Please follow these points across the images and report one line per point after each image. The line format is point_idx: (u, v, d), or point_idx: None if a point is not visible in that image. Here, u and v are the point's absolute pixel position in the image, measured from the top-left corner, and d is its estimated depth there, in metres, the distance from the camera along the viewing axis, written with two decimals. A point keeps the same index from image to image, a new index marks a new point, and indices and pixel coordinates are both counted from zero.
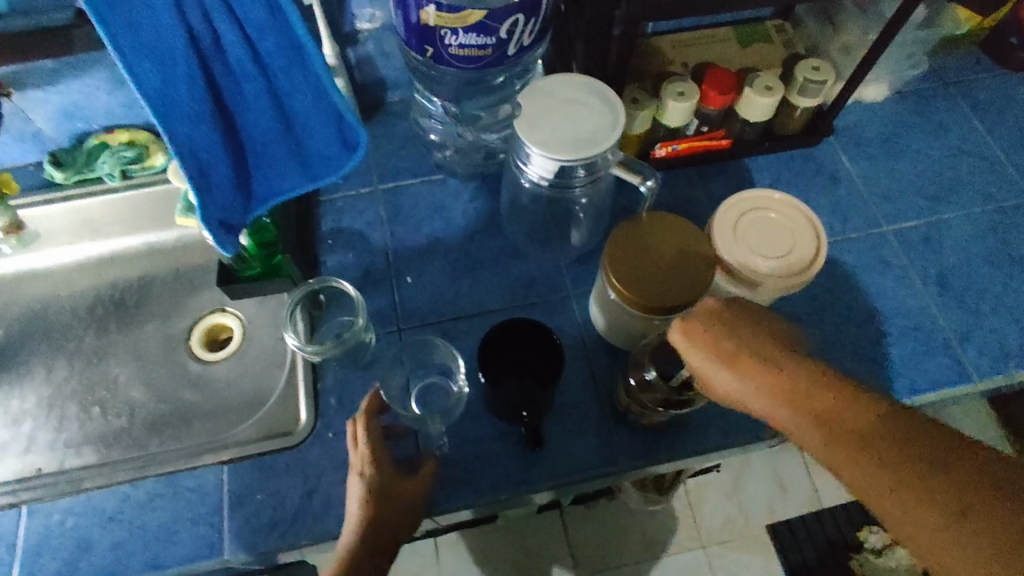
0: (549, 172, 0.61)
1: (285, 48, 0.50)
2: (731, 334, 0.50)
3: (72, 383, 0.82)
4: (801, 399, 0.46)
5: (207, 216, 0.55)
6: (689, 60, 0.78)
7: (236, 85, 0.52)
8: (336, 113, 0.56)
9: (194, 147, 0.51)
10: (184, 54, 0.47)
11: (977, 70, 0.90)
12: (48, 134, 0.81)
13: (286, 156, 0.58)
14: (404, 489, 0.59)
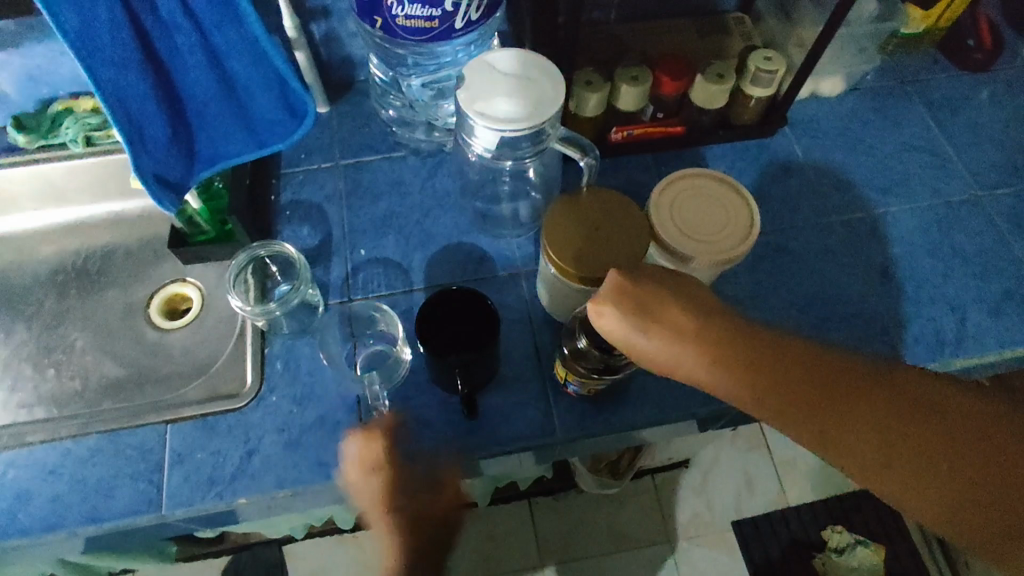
0: (492, 144, 0.62)
1: (221, 9, 0.52)
2: (651, 298, 0.50)
3: (29, 346, 0.83)
4: (738, 360, 0.48)
5: (143, 170, 0.57)
6: (647, 46, 0.81)
7: (169, 39, 0.53)
8: (278, 77, 0.58)
9: (127, 97, 0.53)
10: (108, 1, 0.48)
11: (935, 69, 0.92)
12: (14, 99, 0.83)
13: (229, 117, 0.60)
14: (441, 489, 0.64)
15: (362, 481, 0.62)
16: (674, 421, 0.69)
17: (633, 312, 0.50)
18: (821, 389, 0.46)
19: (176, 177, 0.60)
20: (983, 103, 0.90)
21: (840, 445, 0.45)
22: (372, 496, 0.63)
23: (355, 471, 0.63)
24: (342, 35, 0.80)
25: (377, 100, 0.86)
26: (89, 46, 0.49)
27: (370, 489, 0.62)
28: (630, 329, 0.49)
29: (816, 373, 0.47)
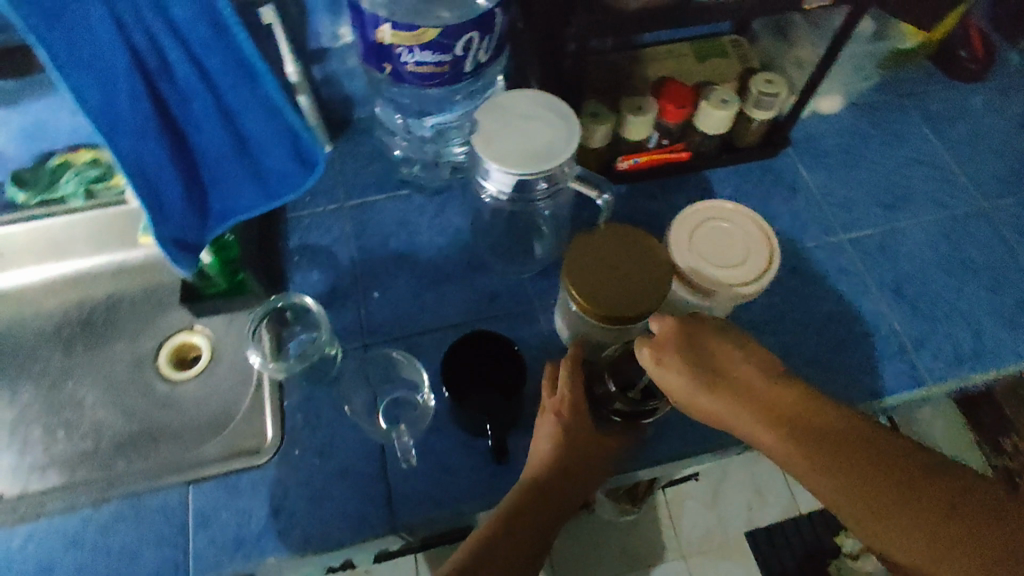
0: (508, 186, 0.62)
1: (237, 71, 0.51)
2: (707, 352, 0.52)
3: (37, 406, 0.81)
4: (779, 416, 0.47)
5: (161, 236, 0.55)
6: (648, 74, 0.80)
7: (185, 104, 0.52)
8: (291, 131, 0.57)
9: (144, 165, 0.51)
10: (127, 74, 0.46)
11: (930, 82, 0.93)
12: (11, 155, 0.82)
13: (242, 174, 0.59)
14: (600, 446, 0.59)
15: (556, 429, 0.58)
16: (685, 458, 0.70)
17: (688, 362, 0.51)
18: (858, 453, 0.44)
19: (193, 239, 0.59)
20: (979, 114, 0.91)
21: (875, 516, 0.42)
22: (568, 445, 0.58)
23: (554, 416, 0.59)
24: (343, 77, 0.79)
25: (381, 137, 0.85)
26: (109, 118, 0.47)
27: (570, 440, 0.58)
28: (682, 379, 0.51)
29: (857, 440, 0.45)
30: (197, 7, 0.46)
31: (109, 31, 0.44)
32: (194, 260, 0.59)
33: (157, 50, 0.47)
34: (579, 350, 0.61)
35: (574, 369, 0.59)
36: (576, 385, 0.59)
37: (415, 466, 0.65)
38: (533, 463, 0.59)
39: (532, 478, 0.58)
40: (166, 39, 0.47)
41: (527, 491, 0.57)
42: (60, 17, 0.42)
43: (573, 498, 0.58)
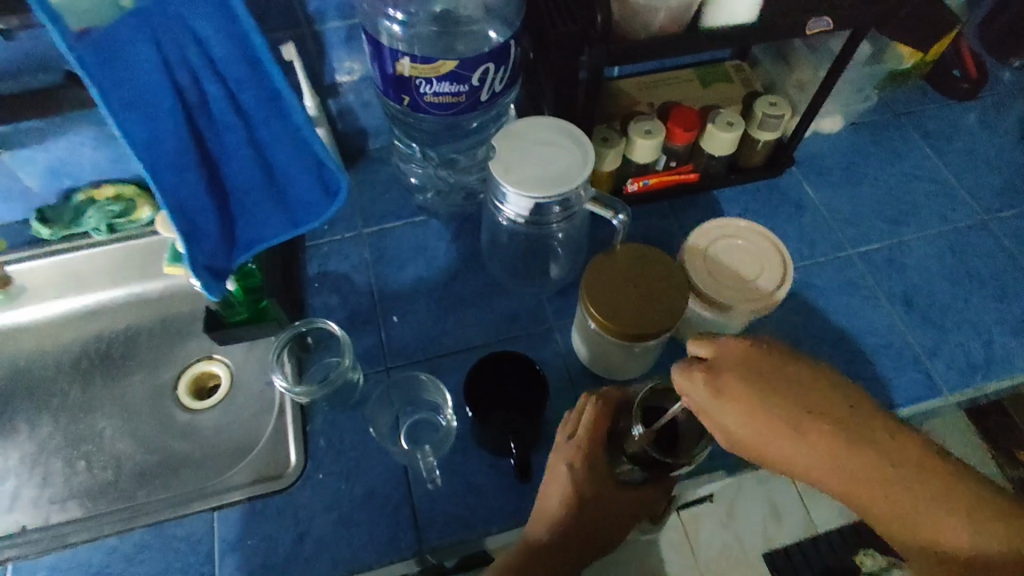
0: (524, 211, 0.64)
1: (268, 103, 0.53)
2: (772, 384, 0.46)
3: (57, 439, 0.81)
4: (843, 454, 0.44)
5: (194, 262, 0.57)
6: (654, 100, 0.84)
7: (219, 137, 0.54)
8: (317, 161, 0.59)
9: (181, 196, 0.53)
10: (170, 110, 0.49)
11: (925, 100, 0.96)
12: (38, 193, 0.84)
13: (267, 202, 0.61)
14: (618, 498, 0.56)
15: (569, 481, 0.55)
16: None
17: (746, 405, 0.45)
18: (910, 474, 0.43)
19: (222, 266, 0.60)
20: (975, 130, 0.94)
21: (931, 531, 0.42)
22: (577, 500, 0.55)
23: (568, 467, 0.56)
24: (359, 109, 0.82)
25: (395, 166, 0.87)
26: (152, 152, 0.49)
27: (581, 493, 0.55)
28: (730, 408, 0.46)
29: (909, 461, 0.43)
30: (236, 46, 0.48)
31: (153, 68, 0.46)
32: (222, 286, 0.61)
33: (196, 85, 0.50)
34: (612, 395, 0.58)
35: (596, 418, 0.56)
36: (594, 435, 0.56)
37: (440, 485, 0.66)
38: (540, 517, 0.57)
39: (539, 537, 0.57)
40: (205, 74, 0.49)
41: (534, 547, 0.56)
42: (110, 56, 0.44)
43: (583, 555, 0.57)
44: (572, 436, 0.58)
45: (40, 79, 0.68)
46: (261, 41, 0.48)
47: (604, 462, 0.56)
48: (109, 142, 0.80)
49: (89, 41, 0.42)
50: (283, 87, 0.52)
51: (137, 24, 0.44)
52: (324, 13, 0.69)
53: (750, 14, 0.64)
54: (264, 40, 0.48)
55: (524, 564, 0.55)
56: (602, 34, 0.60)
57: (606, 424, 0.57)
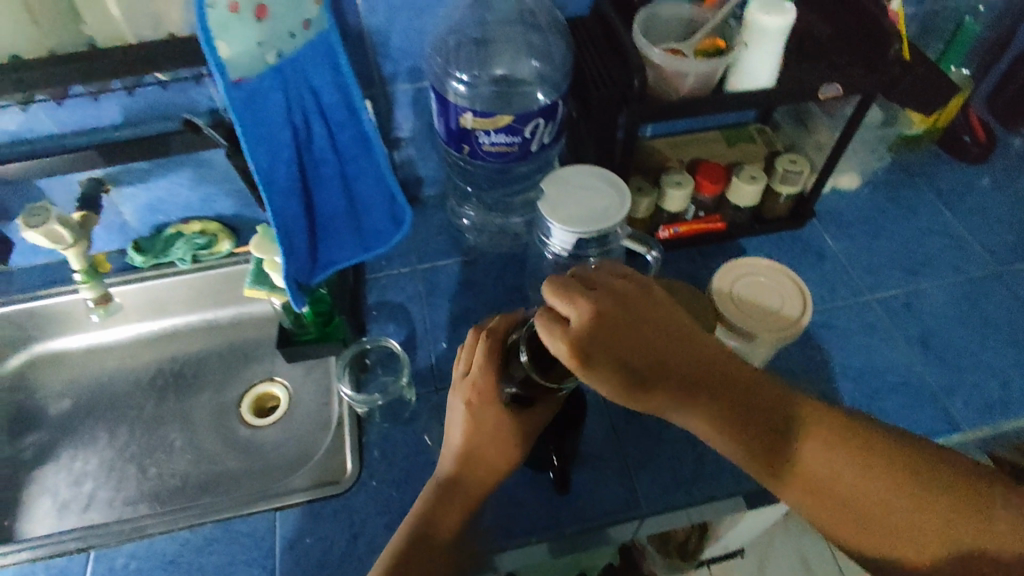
0: (569, 245, 0.71)
1: (358, 141, 0.72)
2: (632, 336, 0.47)
3: (132, 446, 0.88)
4: (712, 411, 0.47)
5: (288, 273, 0.71)
6: (684, 156, 0.93)
7: (316, 170, 0.71)
8: (389, 194, 0.76)
9: (284, 215, 0.68)
10: (287, 144, 0.65)
11: (937, 163, 1.03)
12: (135, 226, 0.95)
13: (346, 227, 0.76)
14: (512, 424, 0.59)
15: (466, 418, 0.59)
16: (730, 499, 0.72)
17: (621, 362, 0.46)
18: (866, 455, 0.48)
19: (306, 280, 0.73)
20: (986, 191, 1.00)
21: (859, 494, 0.47)
22: (474, 435, 0.59)
23: (465, 405, 0.59)
24: (418, 159, 0.92)
25: (450, 211, 0.96)
26: (269, 176, 0.65)
27: (478, 427, 0.59)
28: (668, 405, 0.48)
29: (856, 441, 0.48)
30: (341, 96, 0.68)
31: (281, 110, 0.63)
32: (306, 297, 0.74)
33: (307, 126, 0.67)
34: (502, 331, 0.60)
35: (488, 353, 0.59)
36: (487, 371, 0.59)
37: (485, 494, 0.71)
38: (448, 455, 0.61)
39: (450, 473, 0.60)
40: (316, 118, 0.67)
41: (445, 484, 0.60)
42: (254, 98, 0.60)
43: (490, 484, 0.61)
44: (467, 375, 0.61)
45: (155, 127, 0.80)
46: (357, 91, 0.68)
47: (495, 394, 0.59)
48: (201, 183, 0.91)
49: (242, 86, 0.59)
50: (371, 128, 0.70)
51: (275, 77, 0.61)
52: (395, 76, 0.80)
53: (769, 79, 0.72)
54: (360, 90, 0.68)
55: (442, 499, 0.60)
56: (638, 95, 0.69)
57: (498, 358, 0.59)
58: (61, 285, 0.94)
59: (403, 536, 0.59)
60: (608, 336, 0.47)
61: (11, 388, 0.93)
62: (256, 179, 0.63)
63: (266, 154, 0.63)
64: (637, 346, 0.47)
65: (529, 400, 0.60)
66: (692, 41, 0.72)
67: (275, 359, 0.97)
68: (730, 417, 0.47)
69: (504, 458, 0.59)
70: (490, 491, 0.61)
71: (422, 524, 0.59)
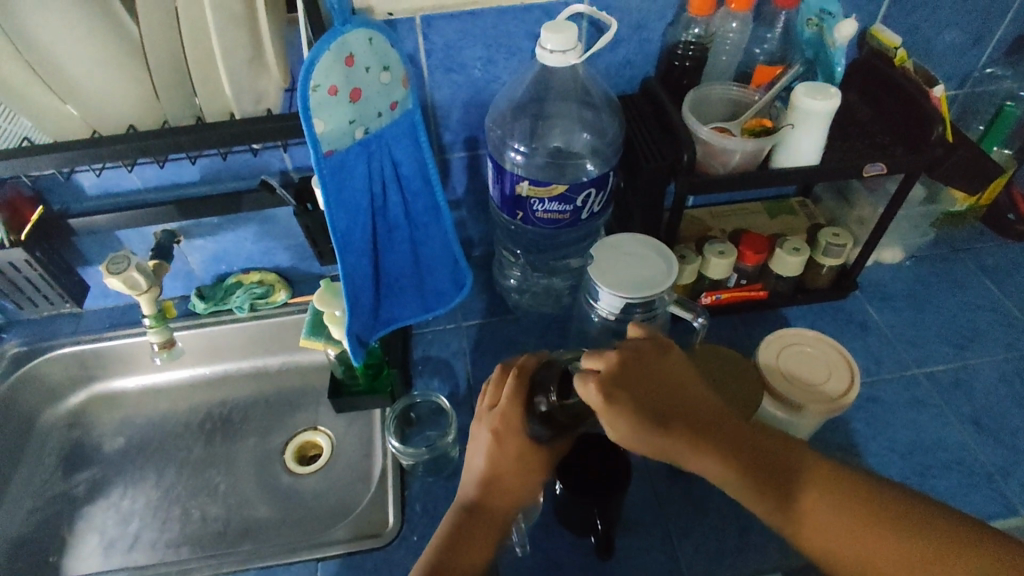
0: (616, 309, 0.73)
1: (428, 209, 0.79)
2: (648, 386, 0.54)
3: (179, 488, 0.89)
4: (717, 454, 0.53)
5: (351, 328, 0.77)
6: (726, 226, 0.96)
7: (388, 236, 0.78)
8: (453, 259, 0.85)
9: (354, 275, 0.75)
10: (365, 210, 0.72)
11: (982, 239, 1.04)
12: (199, 275, 1.00)
13: (410, 287, 0.84)
14: (534, 454, 0.61)
15: (492, 446, 0.60)
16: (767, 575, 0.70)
17: (641, 405, 0.52)
18: (850, 500, 0.53)
19: (366, 335, 0.80)
20: None
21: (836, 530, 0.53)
22: (497, 462, 0.60)
23: (491, 434, 0.60)
24: (468, 221, 0.97)
25: (498, 271, 0.99)
26: (345, 238, 0.72)
27: (503, 454, 0.60)
28: (681, 450, 0.53)
29: (831, 487, 0.54)
30: (417, 168, 0.75)
31: (363, 180, 0.70)
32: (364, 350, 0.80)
33: (383, 194, 0.74)
34: (531, 366, 0.62)
35: (517, 387, 0.60)
36: (514, 404, 0.60)
37: (526, 554, 0.71)
38: (469, 480, 0.61)
39: (472, 497, 0.60)
40: (392, 186, 0.74)
41: (466, 509, 0.60)
42: (342, 168, 0.67)
43: (509, 511, 0.61)
44: (494, 408, 0.62)
45: (230, 184, 0.87)
46: (432, 164, 0.75)
47: (520, 426, 0.60)
48: (264, 237, 0.97)
49: (332, 157, 0.65)
50: (441, 198, 0.78)
51: (360, 150, 0.68)
52: (454, 144, 0.87)
53: (813, 157, 0.75)
54: (434, 163, 0.75)
55: (466, 526, 0.59)
56: (687, 170, 0.73)
57: (525, 391, 0.60)
58: (127, 328, 0.99)
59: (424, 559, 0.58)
60: (629, 383, 0.53)
61: (69, 424, 0.97)
62: (334, 241, 0.70)
63: (346, 220, 0.70)
64: (653, 394, 0.54)
65: (547, 436, 0.61)
66: (739, 120, 0.76)
67: (318, 409, 0.98)
68: (728, 460, 0.53)
69: (524, 485, 0.60)
70: (508, 518, 0.61)
71: (445, 548, 0.57)
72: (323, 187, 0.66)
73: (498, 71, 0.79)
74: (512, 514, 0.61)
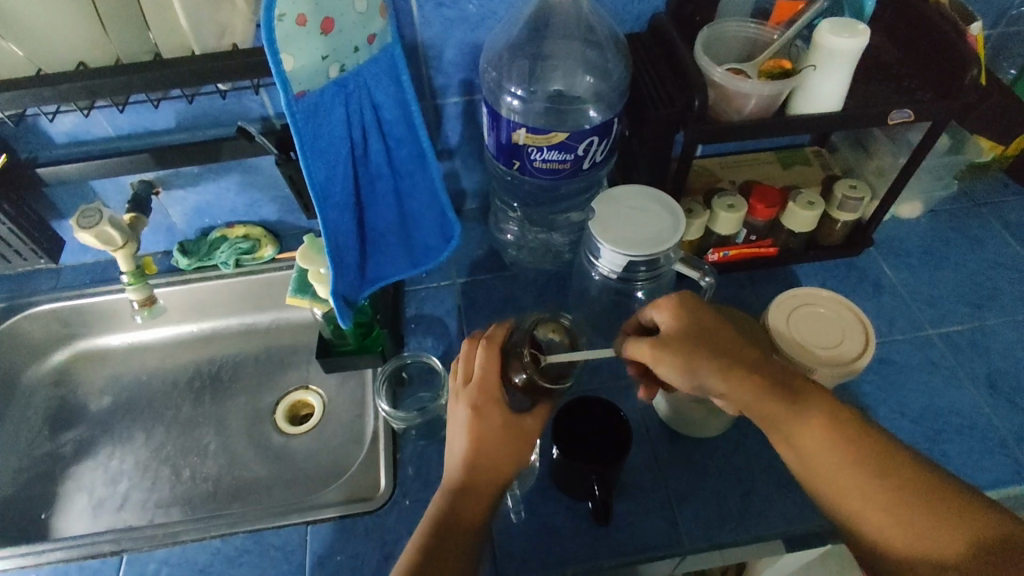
0: (618, 267, 0.69)
1: (415, 158, 0.74)
2: (715, 326, 0.56)
3: (168, 447, 0.87)
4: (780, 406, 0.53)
5: (336, 286, 0.73)
6: (736, 178, 0.90)
7: (371, 185, 0.74)
8: (444, 212, 0.80)
9: (336, 230, 0.71)
10: (344, 157, 0.68)
11: (1006, 192, 0.99)
12: (181, 229, 0.95)
13: (397, 243, 0.80)
14: (520, 424, 0.57)
15: (473, 422, 0.55)
16: (765, 542, 0.68)
17: (698, 331, 0.56)
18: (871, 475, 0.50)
19: (352, 294, 0.76)
20: None
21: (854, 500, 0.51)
22: (481, 437, 0.55)
23: (469, 410, 0.56)
24: (463, 171, 0.92)
25: (495, 226, 0.94)
26: (325, 189, 0.67)
27: (486, 427, 0.55)
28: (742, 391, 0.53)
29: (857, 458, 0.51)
30: (400, 111, 0.70)
31: (341, 124, 0.65)
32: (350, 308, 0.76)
33: (364, 140, 0.69)
34: (502, 336, 0.59)
35: (489, 357, 0.57)
36: (490, 374, 0.57)
37: (522, 519, 0.69)
38: (450, 462, 0.56)
39: (459, 476, 0.55)
40: (373, 132, 0.69)
41: (454, 489, 0.55)
42: (316, 111, 0.62)
43: (502, 486, 0.56)
44: (468, 381, 0.58)
45: (209, 132, 0.81)
46: (416, 107, 0.70)
47: (500, 396, 0.57)
48: (248, 188, 0.91)
49: (304, 98, 0.60)
50: (427, 145, 0.73)
51: (336, 90, 0.63)
52: (447, 88, 0.81)
53: (836, 103, 0.69)
54: (419, 107, 0.70)
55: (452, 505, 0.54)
56: (698, 116, 0.67)
57: (498, 362, 0.57)
58: (108, 284, 0.95)
59: (415, 547, 0.53)
60: (707, 317, 0.57)
61: (55, 382, 0.94)
62: (312, 192, 0.65)
63: (323, 169, 0.65)
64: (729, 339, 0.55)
65: (529, 405, 0.58)
66: (756, 62, 0.70)
67: (310, 367, 0.95)
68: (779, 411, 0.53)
69: (512, 456, 0.55)
70: (501, 491, 0.56)
71: (438, 532, 0.53)
72: (296, 131, 0.61)
73: (494, 5, 0.73)
74: (505, 488, 0.56)
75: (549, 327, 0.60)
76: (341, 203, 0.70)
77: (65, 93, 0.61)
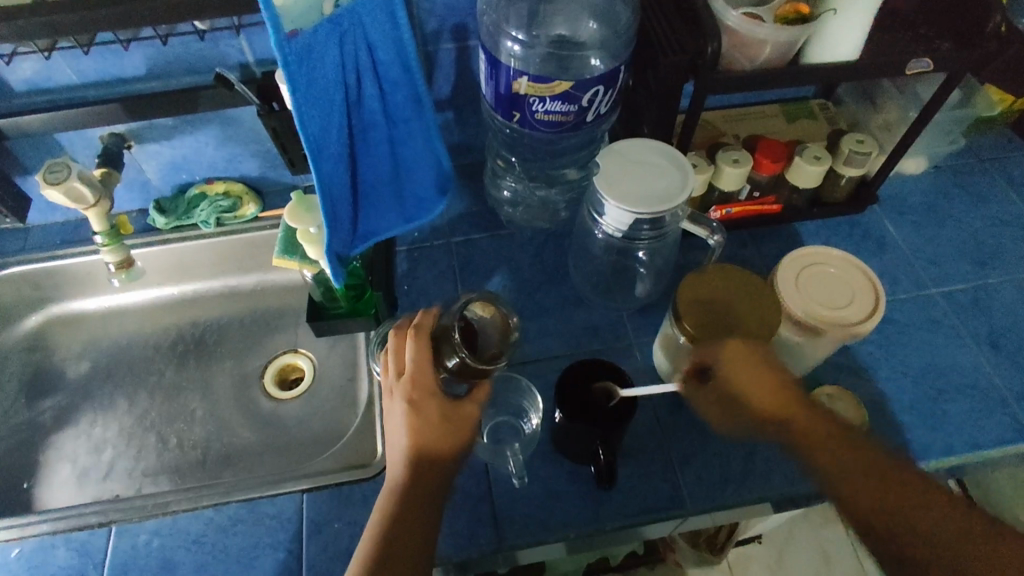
0: (623, 225, 0.66)
1: (409, 104, 0.71)
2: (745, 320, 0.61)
3: (153, 414, 0.84)
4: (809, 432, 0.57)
5: (331, 248, 0.69)
6: (740, 132, 0.87)
7: (364, 137, 0.70)
8: (434, 159, 0.77)
9: (331, 185, 0.67)
10: (339, 106, 0.63)
11: (1010, 148, 0.97)
12: (156, 185, 0.90)
13: (390, 198, 0.76)
14: (458, 412, 0.55)
15: (410, 417, 0.53)
16: (766, 503, 0.68)
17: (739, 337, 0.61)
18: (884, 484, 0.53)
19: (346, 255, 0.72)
20: None
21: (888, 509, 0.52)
22: (420, 431, 0.53)
23: (406, 404, 0.54)
24: (457, 124, 0.87)
25: (490, 181, 0.90)
26: (320, 142, 0.63)
27: (422, 421, 0.53)
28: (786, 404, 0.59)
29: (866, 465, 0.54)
30: (396, 54, 0.65)
31: (335, 67, 0.60)
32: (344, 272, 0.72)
33: (357, 85, 0.65)
34: (429, 323, 0.56)
35: (417, 346, 0.55)
36: (419, 365, 0.54)
37: (525, 484, 0.68)
38: (394, 457, 0.54)
39: (402, 476, 0.53)
40: (367, 76, 0.65)
41: (397, 489, 0.53)
42: (310, 54, 0.57)
43: (448, 475, 0.54)
44: (401, 375, 0.56)
45: (184, 80, 0.75)
46: (411, 47, 0.65)
47: (435, 386, 0.54)
48: (228, 141, 0.85)
49: (297, 39, 0.55)
50: (423, 91, 0.69)
51: (331, 29, 0.58)
52: (440, 34, 0.75)
53: (853, 54, 0.66)
54: (415, 47, 0.65)
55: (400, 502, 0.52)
56: (711, 64, 0.63)
57: (428, 350, 0.55)
58: (80, 245, 0.90)
59: (369, 547, 0.51)
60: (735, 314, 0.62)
61: (29, 347, 0.90)
62: (308, 146, 0.60)
63: (318, 119, 0.60)
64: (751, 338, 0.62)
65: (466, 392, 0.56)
66: (771, 6, 0.66)
67: (300, 330, 0.92)
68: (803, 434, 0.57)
69: (453, 444, 0.54)
70: (449, 481, 0.55)
71: (394, 530, 0.51)
72: (287, 78, 0.56)
73: None
74: (451, 479, 0.55)
75: (482, 305, 0.56)
76: (336, 156, 0.66)
77: (23, 29, 0.56)
